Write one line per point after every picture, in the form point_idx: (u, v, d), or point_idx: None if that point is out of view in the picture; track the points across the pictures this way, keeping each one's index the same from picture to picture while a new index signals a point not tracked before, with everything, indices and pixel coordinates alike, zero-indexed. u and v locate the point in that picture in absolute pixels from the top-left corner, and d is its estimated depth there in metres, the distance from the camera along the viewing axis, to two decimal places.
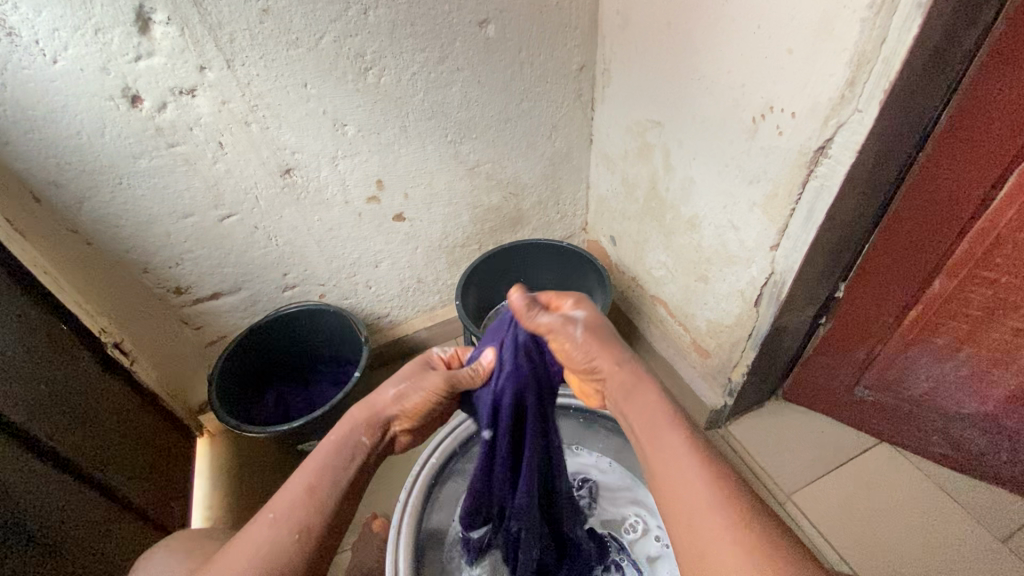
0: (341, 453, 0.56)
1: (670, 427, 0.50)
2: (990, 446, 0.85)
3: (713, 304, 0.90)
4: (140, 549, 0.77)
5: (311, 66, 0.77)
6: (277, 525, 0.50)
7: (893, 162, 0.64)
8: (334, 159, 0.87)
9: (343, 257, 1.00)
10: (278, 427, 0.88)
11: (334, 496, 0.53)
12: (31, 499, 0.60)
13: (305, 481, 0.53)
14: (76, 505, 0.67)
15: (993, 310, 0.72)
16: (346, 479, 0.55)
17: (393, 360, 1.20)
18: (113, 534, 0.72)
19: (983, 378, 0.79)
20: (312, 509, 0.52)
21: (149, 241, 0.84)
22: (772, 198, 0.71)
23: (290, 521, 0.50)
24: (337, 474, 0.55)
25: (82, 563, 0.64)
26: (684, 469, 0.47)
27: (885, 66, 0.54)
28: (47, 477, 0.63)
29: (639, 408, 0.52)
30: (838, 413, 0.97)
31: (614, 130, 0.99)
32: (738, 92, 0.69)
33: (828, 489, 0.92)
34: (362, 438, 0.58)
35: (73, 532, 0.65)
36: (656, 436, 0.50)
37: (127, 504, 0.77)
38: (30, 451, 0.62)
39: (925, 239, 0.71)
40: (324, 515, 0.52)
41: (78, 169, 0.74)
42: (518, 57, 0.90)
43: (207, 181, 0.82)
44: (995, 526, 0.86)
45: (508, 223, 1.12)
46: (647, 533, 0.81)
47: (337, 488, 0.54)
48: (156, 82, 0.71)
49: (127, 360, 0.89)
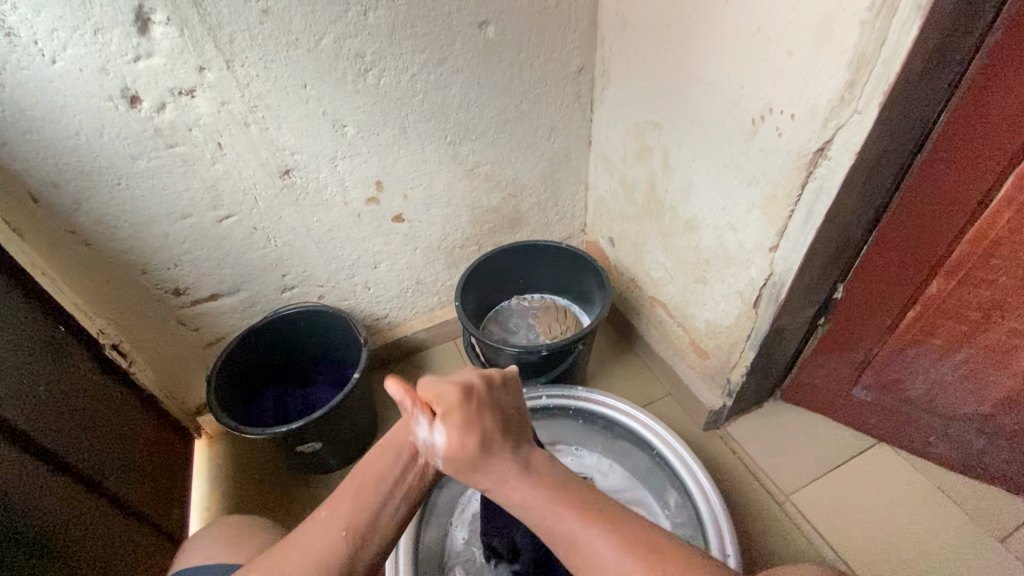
0: (391, 450, 0.56)
1: (569, 515, 0.49)
2: (987, 446, 0.85)
3: (712, 306, 0.90)
4: (138, 552, 0.77)
5: (311, 68, 0.77)
6: (330, 522, 0.49)
7: (891, 164, 0.65)
8: (334, 161, 0.87)
9: (342, 258, 1.00)
10: (277, 428, 0.88)
11: (382, 494, 0.53)
12: (28, 501, 0.59)
13: (353, 477, 0.53)
14: (74, 508, 0.66)
15: (990, 311, 0.72)
16: (390, 480, 0.54)
17: (392, 361, 1.20)
18: (111, 537, 0.72)
19: (980, 378, 0.79)
20: (361, 504, 0.51)
21: (147, 242, 0.84)
22: (771, 200, 0.71)
23: (338, 518, 0.50)
24: (386, 473, 0.54)
25: (80, 566, 0.64)
26: (600, 554, 0.47)
27: (884, 68, 0.54)
28: (44, 480, 0.63)
29: (525, 498, 0.51)
30: (836, 414, 0.98)
31: (613, 132, 0.99)
32: (737, 94, 0.70)
33: (826, 487, 0.92)
34: (408, 440, 0.56)
35: (71, 535, 0.64)
36: (559, 529, 0.49)
37: (125, 506, 0.77)
38: (27, 453, 0.61)
39: (923, 241, 0.71)
40: (368, 512, 0.51)
41: (76, 170, 0.74)
42: (517, 58, 0.90)
43: (206, 182, 0.82)
44: (992, 525, 0.87)
45: (507, 224, 1.12)
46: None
47: (386, 486, 0.54)
48: (155, 83, 0.71)
49: (126, 362, 0.89)
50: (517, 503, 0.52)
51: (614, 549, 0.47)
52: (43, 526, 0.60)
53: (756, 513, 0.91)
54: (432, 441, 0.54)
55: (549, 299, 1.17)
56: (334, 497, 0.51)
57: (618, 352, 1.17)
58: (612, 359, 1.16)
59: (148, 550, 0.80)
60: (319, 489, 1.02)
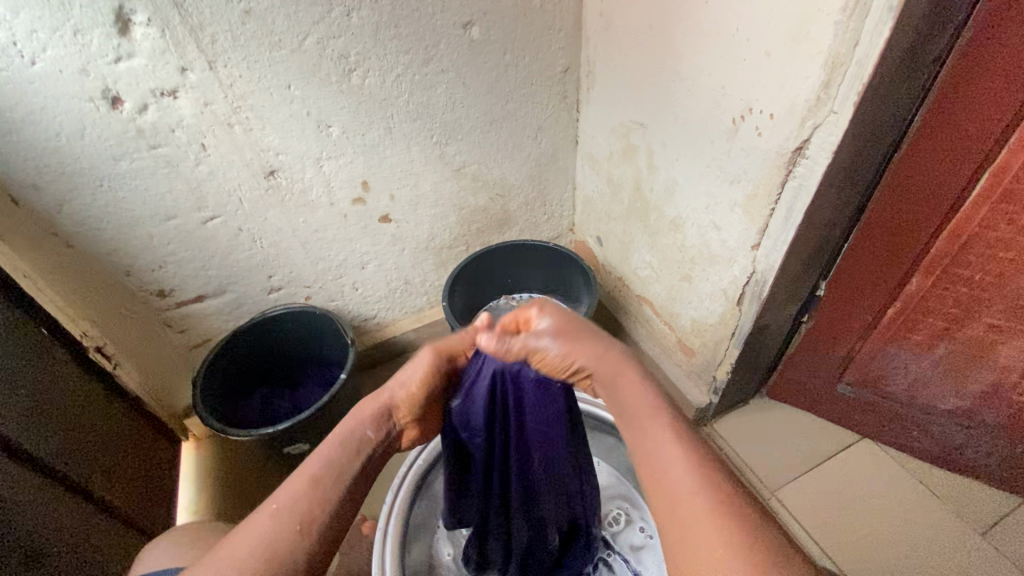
0: (346, 447, 0.55)
1: (659, 424, 0.47)
2: (969, 440, 0.87)
3: (698, 304, 0.90)
4: (120, 556, 0.76)
5: (294, 68, 0.77)
6: (276, 520, 0.49)
7: (869, 163, 0.65)
8: (319, 161, 0.87)
9: (329, 259, 1.00)
10: (264, 429, 0.88)
11: (345, 487, 0.52)
12: (6, 503, 0.58)
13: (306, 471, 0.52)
14: (54, 510, 0.65)
15: (967, 307, 0.73)
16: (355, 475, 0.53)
17: (381, 361, 1.20)
18: (93, 539, 0.71)
19: (960, 373, 0.80)
20: (313, 500, 0.50)
21: (131, 244, 0.84)
22: (753, 199, 0.72)
23: (291, 514, 0.49)
24: (340, 468, 0.53)
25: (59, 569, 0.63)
26: (669, 463, 0.46)
27: (858, 68, 0.55)
28: (23, 481, 0.62)
29: (618, 401, 0.51)
30: (821, 409, 0.99)
31: (599, 132, 1.00)
32: (718, 94, 0.70)
33: (812, 483, 0.93)
34: (366, 431, 0.57)
35: (50, 537, 0.63)
36: (638, 429, 0.48)
37: (108, 509, 0.76)
38: (7, 453, 0.60)
39: (902, 238, 0.72)
40: (328, 505, 0.51)
41: (57, 172, 0.74)
42: (503, 58, 0.90)
43: (190, 183, 0.82)
44: (974, 518, 0.88)
45: (495, 224, 1.13)
46: (633, 521, 0.81)
47: (336, 480, 0.52)
48: (137, 84, 0.71)
49: (110, 365, 0.87)
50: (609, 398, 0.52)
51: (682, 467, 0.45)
52: (22, 528, 0.59)
53: None
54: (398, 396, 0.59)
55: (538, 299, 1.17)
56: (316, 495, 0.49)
57: None
58: None
59: (131, 553, 0.79)
60: None
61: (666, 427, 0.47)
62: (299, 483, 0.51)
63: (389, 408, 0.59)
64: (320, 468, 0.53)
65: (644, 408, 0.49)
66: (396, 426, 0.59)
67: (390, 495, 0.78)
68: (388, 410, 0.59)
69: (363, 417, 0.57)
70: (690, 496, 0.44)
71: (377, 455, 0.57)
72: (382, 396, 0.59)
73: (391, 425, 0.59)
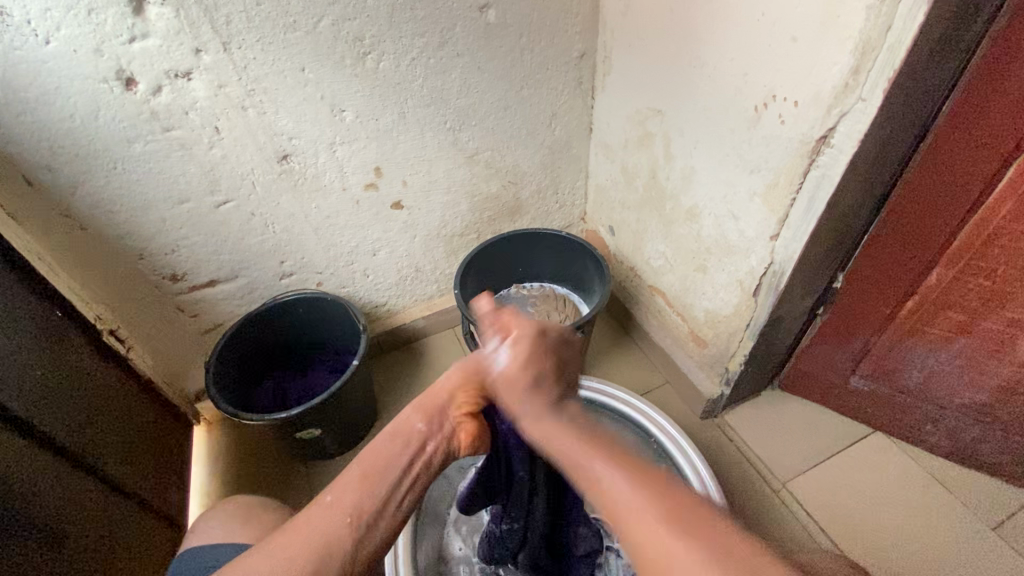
0: (398, 440, 0.53)
1: (599, 456, 0.45)
2: (982, 434, 0.86)
3: (712, 295, 0.90)
4: (126, 530, 0.75)
5: (309, 50, 0.76)
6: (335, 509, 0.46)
7: (895, 152, 0.64)
8: (332, 146, 0.87)
9: (341, 245, 1.00)
10: (277, 414, 0.88)
11: None
12: (12, 476, 0.58)
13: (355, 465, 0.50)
14: (58, 483, 0.64)
15: (990, 300, 0.72)
16: None
17: (391, 349, 1.20)
18: (99, 513, 0.70)
19: (977, 367, 0.80)
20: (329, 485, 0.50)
21: (144, 227, 0.83)
22: (773, 188, 0.71)
23: (346, 503, 0.47)
24: (392, 461, 0.51)
25: (62, 541, 0.62)
26: (629, 506, 0.40)
27: (890, 54, 0.54)
28: (24, 454, 0.61)
29: (562, 444, 0.48)
30: (833, 402, 0.98)
31: (614, 119, 0.99)
32: (740, 81, 0.69)
33: (822, 477, 0.93)
34: (415, 424, 0.55)
35: (54, 510, 0.62)
36: (583, 464, 0.45)
37: (114, 483, 0.76)
38: (8, 424, 0.59)
39: (925, 229, 0.71)
40: None
41: (71, 153, 0.73)
42: (519, 43, 0.89)
43: (203, 166, 0.81)
44: (986, 513, 0.88)
45: (507, 212, 1.12)
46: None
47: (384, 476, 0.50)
48: (151, 65, 0.70)
49: (123, 348, 0.90)
50: (551, 441, 0.49)
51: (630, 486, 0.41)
52: (25, 500, 0.58)
53: (754, 502, 0.91)
54: (496, 357, 0.59)
55: (548, 288, 1.17)
56: (338, 481, 0.49)
57: (617, 341, 1.17)
58: (611, 348, 1.16)
59: (138, 528, 0.78)
60: (318, 475, 1.03)
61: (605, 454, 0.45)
62: (356, 476, 0.49)
63: (437, 409, 0.57)
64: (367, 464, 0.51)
65: (576, 441, 0.47)
66: (454, 418, 0.58)
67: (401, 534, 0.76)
68: (443, 404, 0.58)
69: (414, 411, 0.56)
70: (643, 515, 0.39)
71: (432, 451, 0.54)
72: (433, 393, 0.59)
73: (445, 417, 0.57)
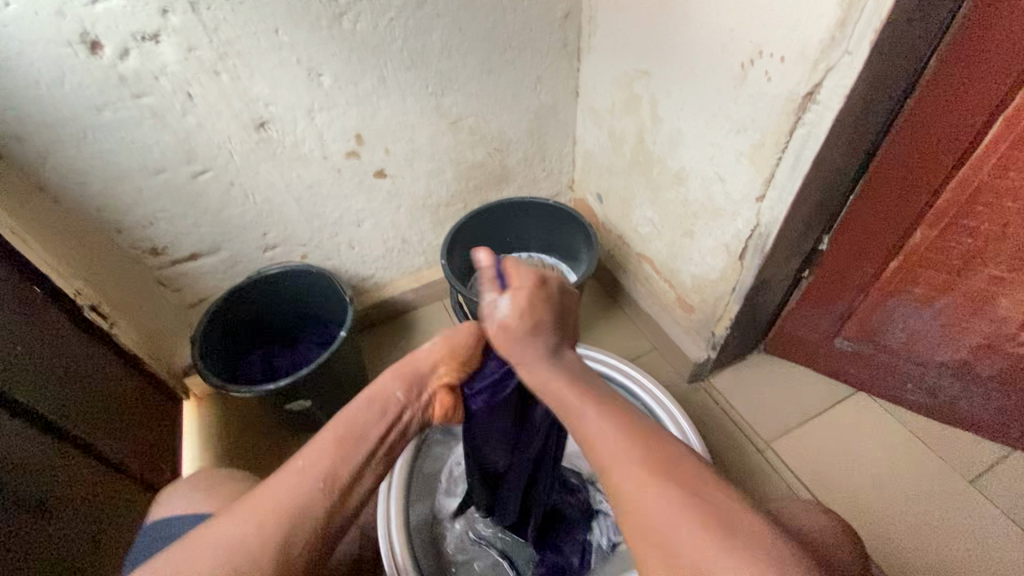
0: (377, 405, 0.54)
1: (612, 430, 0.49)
2: (961, 391, 0.88)
3: (699, 259, 0.90)
4: (111, 498, 0.75)
5: (282, 10, 0.73)
6: (296, 479, 0.48)
7: (881, 108, 0.63)
8: (311, 113, 0.84)
9: (324, 216, 0.98)
10: (265, 386, 0.88)
11: (368, 446, 0.52)
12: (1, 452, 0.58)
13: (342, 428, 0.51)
14: (38, 452, 0.63)
15: (971, 259, 0.73)
16: None
17: (379, 321, 1.20)
18: (80, 482, 0.70)
19: (957, 326, 0.81)
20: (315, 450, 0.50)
21: (120, 199, 0.81)
22: (759, 148, 0.70)
23: (318, 469, 0.49)
24: (370, 425, 0.53)
25: (49, 513, 0.63)
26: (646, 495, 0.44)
27: (877, 5, 0.52)
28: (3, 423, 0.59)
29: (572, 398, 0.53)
30: (817, 364, 1.00)
31: (601, 82, 0.96)
32: (727, 37, 0.67)
33: (805, 435, 0.95)
34: (396, 392, 0.56)
35: (34, 478, 0.62)
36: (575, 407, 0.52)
37: (99, 453, 0.75)
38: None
39: (909, 188, 0.71)
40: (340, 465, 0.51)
41: (39, 122, 0.70)
42: (501, 2, 0.86)
43: (178, 135, 0.79)
44: (963, 467, 0.90)
45: (493, 180, 1.10)
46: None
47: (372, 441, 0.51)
48: (116, 27, 0.67)
49: (107, 324, 0.85)
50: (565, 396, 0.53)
51: (625, 448, 0.47)
52: (6, 469, 0.57)
53: (737, 461, 0.93)
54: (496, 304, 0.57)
55: (536, 258, 1.16)
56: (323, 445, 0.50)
57: (606, 309, 1.17)
58: (600, 316, 1.16)
59: (123, 496, 0.78)
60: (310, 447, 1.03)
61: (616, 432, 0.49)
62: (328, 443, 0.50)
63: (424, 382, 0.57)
64: (351, 430, 0.52)
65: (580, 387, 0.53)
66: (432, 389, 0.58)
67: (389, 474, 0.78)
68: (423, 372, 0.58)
69: (395, 378, 0.57)
70: (638, 473, 0.46)
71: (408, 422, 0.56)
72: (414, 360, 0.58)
73: (425, 387, 0.58)
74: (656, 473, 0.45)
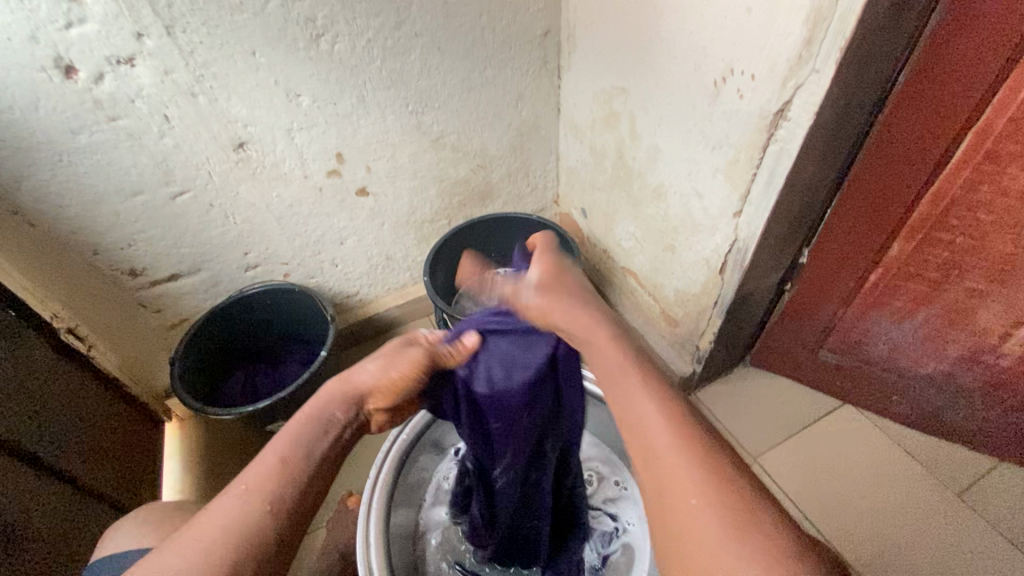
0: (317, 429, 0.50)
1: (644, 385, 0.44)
2: (946, 402, 0.88)
3: (681, 274, 0.90)
4: (84, 519, 0.73)
5: (258, 33, 0.74)
6: None
7: (852, 124, 0.64)
8: (290, 132, 0.84)
9: (306, 235, 0.98)
10: (245, 407, 0.87)
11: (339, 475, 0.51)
12: None
13: None
14: (6, 472, 0.62)
15: (948, 271, 0.73)
16: None
17: (365, 338, 1.19)
18: (50, 503, 0.68)
19: (939, 337, 0.81)
20: None
21: (97, 221, 0.81)
22: (735, 164, 0.70)
23: None
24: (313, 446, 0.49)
25: (23, 542, 0.61)
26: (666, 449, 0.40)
27: (841, 24, 0.53)
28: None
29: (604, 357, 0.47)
30: (803, 376, 0.99)
31: (581, 99, 0.97)
32: (700, 56, 0.68)
33: (791, 448, 0.94)
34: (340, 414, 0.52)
35: (8, 502, 0.60)
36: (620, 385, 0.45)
37: (73, 479, 0.74)
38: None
39: (883, 202, 0.71)
40: None
41: (13, 146, 0.70)
42: (479, 21, 0.86)
43: (155, 157, 0.79)
44: (951, 480, 0.90)
45: (477, 197, 1.10)
46: (606, 479, 0.83)
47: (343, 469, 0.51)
48: (90, 51, 0.67)
49: (84, 347, 0.86)
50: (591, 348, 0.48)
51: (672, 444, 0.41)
52: None
53: None
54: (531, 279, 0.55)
55: None
56: None
57: None
58: None
59: (98, 517, 0.76)
60: None
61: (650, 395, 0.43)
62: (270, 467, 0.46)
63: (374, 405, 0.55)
64: None
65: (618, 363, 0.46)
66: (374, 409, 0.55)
67: (371, 476, 0.74)
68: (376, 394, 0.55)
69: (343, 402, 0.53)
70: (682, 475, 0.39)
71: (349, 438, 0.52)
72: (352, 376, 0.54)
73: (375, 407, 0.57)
74: (696, 478, 0.39)
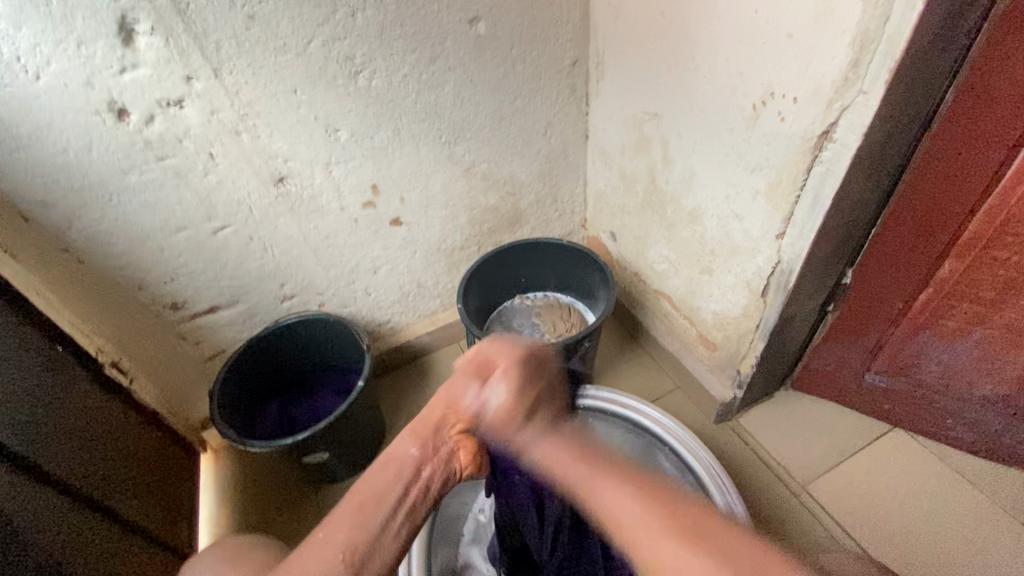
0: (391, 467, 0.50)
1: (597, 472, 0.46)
2: (1005, 427, 0.84)
3: (719, 297, 0.88)
4: (128, 555, 0.72)
5: (300, 72, 0.76)
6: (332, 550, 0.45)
7: (899, 143, 0.63)
8: (328, 166, 0.86)
9: (341, 265, 0.99)
10: (282, 439, 0.86)
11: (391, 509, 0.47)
12: (20, 521, 0.56)
13: (355, 492, 0.48)
14: (53, 512, 0.61)
15: (1005, 290, 0.70)
16: None
17: (396, 367, 1.19)
18: (97, 541, 0.67)
19: (995, 358, 0.78)
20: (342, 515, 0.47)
21: (143, 256, 0.82)
22: (776, 186, 0.70)
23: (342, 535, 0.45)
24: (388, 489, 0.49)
25: None
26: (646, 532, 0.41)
27: (890, 45, 0.53)
28: (24, 491, 0.58)
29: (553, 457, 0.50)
30: (849, 400, 0.96)
31: (611, 125, 0.98)
32: (736, 80, 0.68)
33: (842, 476, 0.91)
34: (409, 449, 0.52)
35: (56, 543, 0.60)
36: (578, 481, 0.47)
37: (116, 514, 0.73)
38: (5, 460, 0.57)
39: (933, 221, 0.69)
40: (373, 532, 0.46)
41: (66, 187, 0.73)
42: (510, 53, 0.88)
43: (199, 194, 0.80)
44: (1016, 508, 0.85)
45: (506, 223, 1.11)
46: None
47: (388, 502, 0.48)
48: (143, 94, 0.70)
49: (126, 379, 0.87)
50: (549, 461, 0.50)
51: (664, 540, 0.40)
52: (26, 538, 0.56)
53: (775, 508, 0.89)
54: (485, 400, 0.57)
55: (552, 297, 1.15)
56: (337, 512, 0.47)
57: (625, 348, 1.15)
58: (619, 356, 1.14)
59: (142, 551, 0.76)
60: (328, 501, 1.01)
61: (606, 479, 0.46)
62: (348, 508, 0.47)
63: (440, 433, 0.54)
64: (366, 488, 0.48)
65: (571, 461, 0.49)
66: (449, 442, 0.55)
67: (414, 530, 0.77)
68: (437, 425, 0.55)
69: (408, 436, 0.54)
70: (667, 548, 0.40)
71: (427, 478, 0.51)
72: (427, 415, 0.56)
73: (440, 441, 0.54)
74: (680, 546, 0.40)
